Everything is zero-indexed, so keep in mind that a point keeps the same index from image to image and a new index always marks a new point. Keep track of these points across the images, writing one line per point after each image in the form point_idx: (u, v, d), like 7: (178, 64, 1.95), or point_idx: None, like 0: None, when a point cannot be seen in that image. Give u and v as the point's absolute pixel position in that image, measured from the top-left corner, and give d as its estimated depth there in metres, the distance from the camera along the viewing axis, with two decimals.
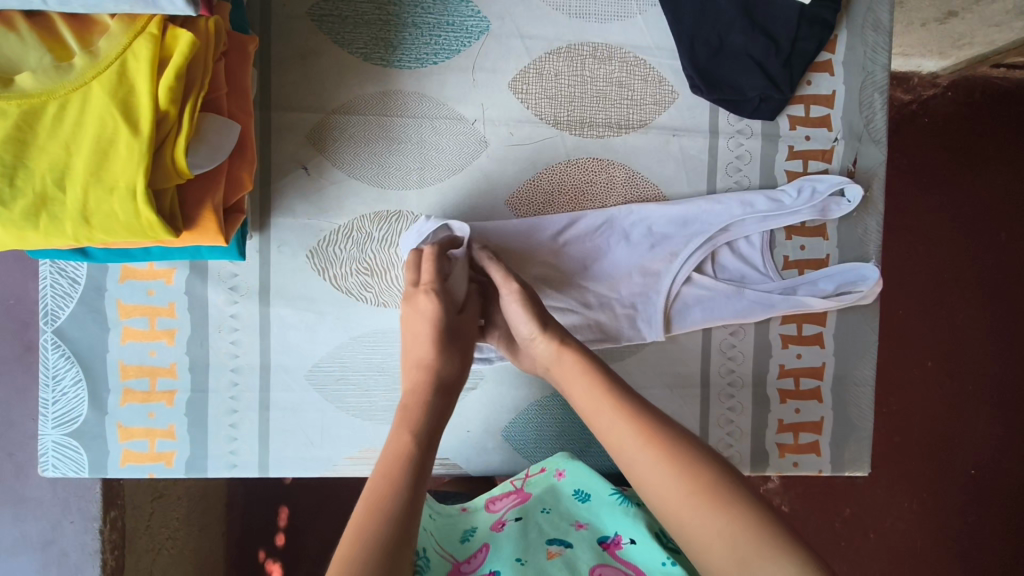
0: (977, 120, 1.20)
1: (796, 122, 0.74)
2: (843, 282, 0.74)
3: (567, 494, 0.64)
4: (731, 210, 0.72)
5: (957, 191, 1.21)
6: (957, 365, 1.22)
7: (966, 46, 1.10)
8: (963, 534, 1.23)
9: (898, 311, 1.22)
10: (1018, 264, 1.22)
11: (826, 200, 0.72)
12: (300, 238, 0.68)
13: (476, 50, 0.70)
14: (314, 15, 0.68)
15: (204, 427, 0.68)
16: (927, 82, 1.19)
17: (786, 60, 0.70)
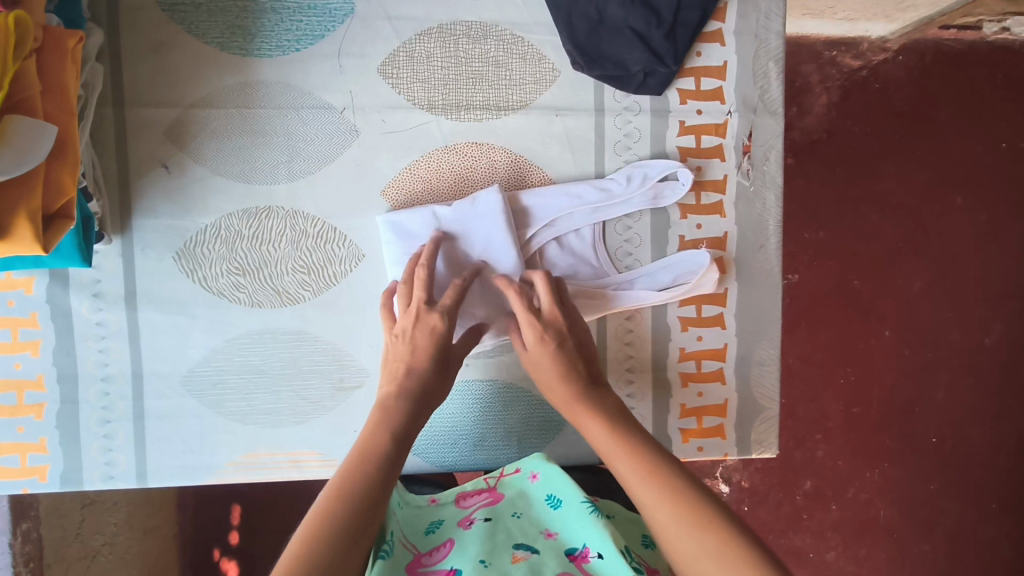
0: (928, 84, 1.17)
1: (687, 96, 0.71)
2: (680, 273, 0.70)
3: (539, 499, 0.63)
4: (564, 198, 0.68)
5: (907, 157, 1.18)
6: (910, 335, 1.20)
7: (910, 8, 1.08)
8: (920, 503, 1.22)
9: (853, 284, 1.19)
10: (969, 230, 1.20)
11: (654, 181, 0.70)
12: (165, 240, 0.66)
13: (341, 35, 0.67)
14: (166, 4, 0.64)
15: (77, 438, 0.66)
16: (877, 47, 1.15)
17: (668, 31, 0.68)
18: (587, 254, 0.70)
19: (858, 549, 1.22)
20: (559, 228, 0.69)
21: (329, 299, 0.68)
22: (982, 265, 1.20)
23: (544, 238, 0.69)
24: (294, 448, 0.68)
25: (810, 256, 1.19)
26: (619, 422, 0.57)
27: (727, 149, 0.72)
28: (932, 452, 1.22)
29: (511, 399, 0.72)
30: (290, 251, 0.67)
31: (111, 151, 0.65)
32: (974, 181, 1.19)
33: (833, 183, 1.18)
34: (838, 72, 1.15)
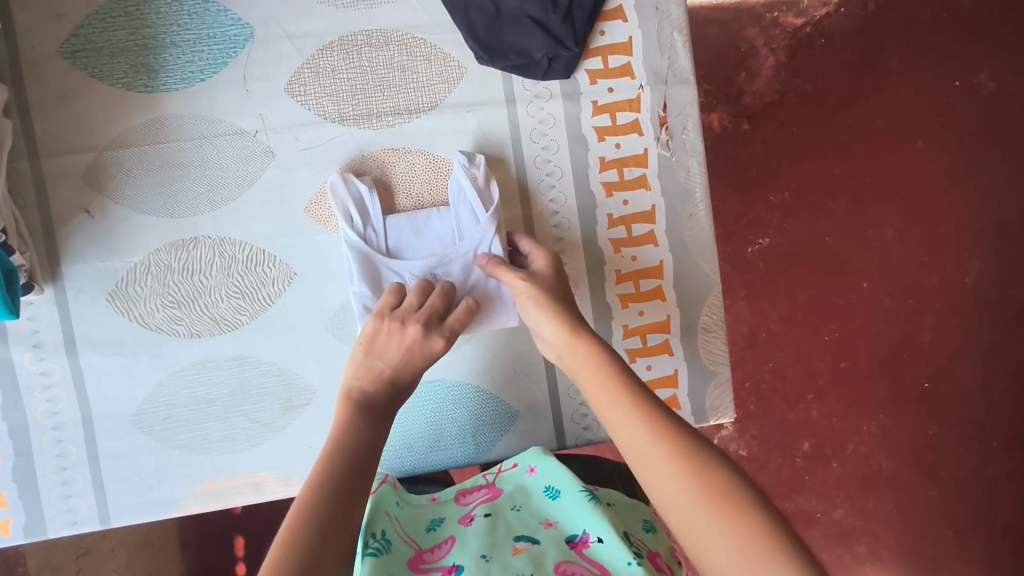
0: (874, 32, 1.17)
1: (596, 76, 0.72)
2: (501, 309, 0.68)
3: (537, 492, 0.61)
4: (442, 236, 0.67)
5: (863, 106, 1.17)
6: (891, 283, 1.18)
7: None
8: (925, 449, 1.19)
9: (825, 239, 1.17)
10: (934, 171, 1.18)
11: (462, 164, 0.67)
12: (96, 282, 0.66)
13: (246, 59, 0.68)
14: (67, 52, 0.66)
15: (35, 489, 0.66)
16: (817, 3, 1.16)
17: (565, 14, 0.68)
18: (350, 222, 0.65)
19: (867, 504, 1.18)
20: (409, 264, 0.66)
21: (269, 320, 0.69)
22: (951, 203, 1.19)
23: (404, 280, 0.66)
24: (253, 471, 0.69)
25: (778, 215, 1.17)
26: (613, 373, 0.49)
27: (644, 122, 0.73)
28: (928, 396, 1.19)
29: (461, 396, 0.72)
30: (221, 278, 0.68)
31: (32, 203, 0.65)
32: (931, 122, 1.18)
33: (792, 140, 1.17)
34: (782, 32, 1.15)
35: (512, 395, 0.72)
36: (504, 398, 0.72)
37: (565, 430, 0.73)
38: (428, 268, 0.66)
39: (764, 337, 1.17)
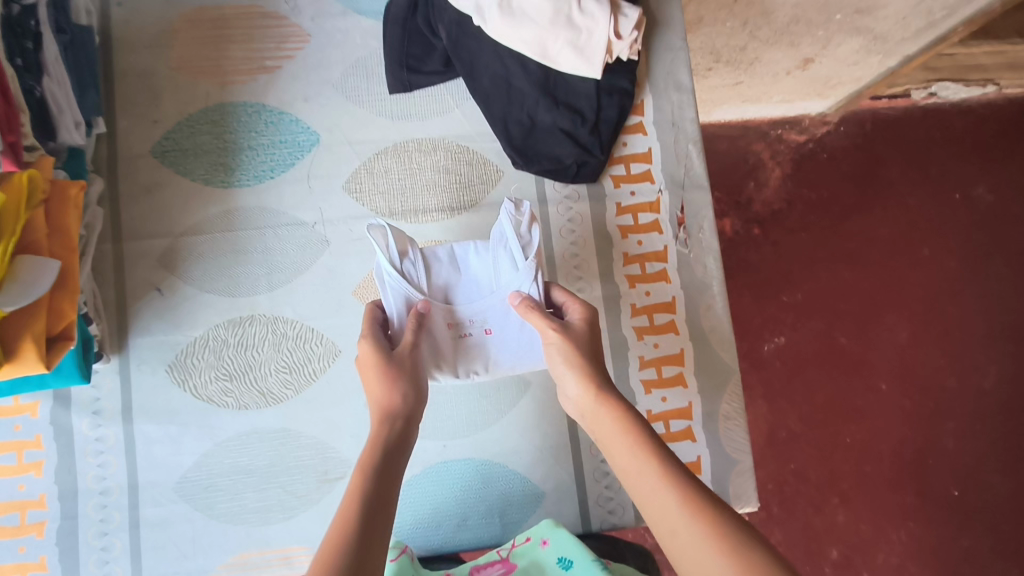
0: (874, 149, 1.27)
1: (619, 181, 0.80)
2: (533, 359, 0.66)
3: (551, 565, 0.64)
4: (482, 278, 0.65)
5: (869, 216, 1.25)
6: (910, 385, 1.20)
7: (838, 85, 1.20)
8: (960, 560, 1.15)
9: (840, 340, 1.21)
10: (942, 279, 1.24)
11: (509, 214, 0.64)
12: (158, 354, 0.72)
13: (311, 161, 0.77)
14: (158, 152, 0.75)
15: (75, 553, 0.69)
16: (818, 122, 1.27)
17: (592, 128, 0.78)
18: (391, 261, 0.62)
19: None
20: (447, 306, 0.64)
21: (312, 394, 0.73)
22: (962, 308, 1.23)
23: (440, 321, 0.64)
24: (285, 544, 0.71)
25: (792, 313, 1.22)
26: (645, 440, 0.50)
27: (663, 222, 0.80)
28: (959, 505, 1.17)
29: (489, 474, 0.74)
30: (272, 354, 0.73)
31: (110, 280, 0.73)
32: (937, 233, 1.26)
33: (802, 246, 1.24)
34: (786, 147, 1.26)
35: (539, 475, 0.75)
36: (531, 478, 0.74)
37: (590, 513, 0.75)
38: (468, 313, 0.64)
39: (785, 436, 1.18)
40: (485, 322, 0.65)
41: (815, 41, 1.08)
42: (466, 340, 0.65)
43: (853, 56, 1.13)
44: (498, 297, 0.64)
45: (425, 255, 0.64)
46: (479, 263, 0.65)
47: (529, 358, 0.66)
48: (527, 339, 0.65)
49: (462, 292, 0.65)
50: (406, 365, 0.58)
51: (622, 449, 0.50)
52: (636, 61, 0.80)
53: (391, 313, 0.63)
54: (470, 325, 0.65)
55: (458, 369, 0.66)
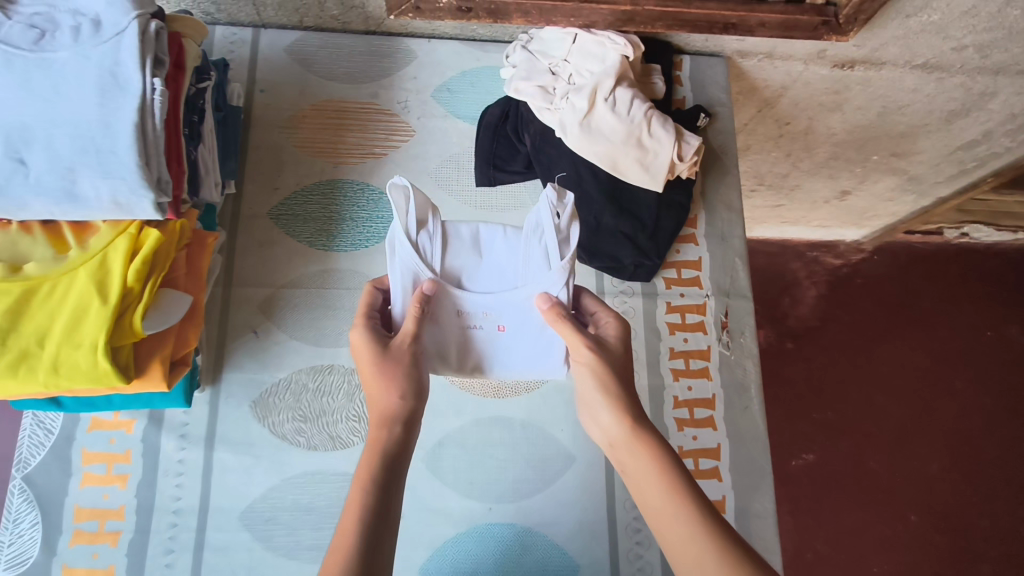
0: (908, 279, 1.46)
1: (671, 283, 0.89)
2: (538, 367, 0.65)
3: None
4: (504, 270, 0.63)
5: (903, 342, 1.40)
6: (939, 520, 1.26)
7: (874, 218, 1.45)
8: None
9: (870, 464, 1.29)
10: (969, 413, 1.34)
11: (550, 203, 0.62)
12: (245, 390, 0.80)
13: None
14: (274, 215, 0.87)
15: (141, 566, 0.74)
16: (853, 248, 1.51)
17: (651, 235, 0.88)
18: (409, 232, 0.60)
19: None
20: (458, 289, 0.62)
21: None
22: (990, 447, 1.32)
23: (449, 306, 0.62)
24: None
25: (822, 430, 1.31)
26: (676, 477, 0.52)
27: (708, 324, 0.88)
28: None
29: (529, 542, 0.78)
30: (345, 402, 0.81)
31: (215, 320, 0.83)
32: (969, 367, 1.38)
33: (829, 361, 1.37)
34: (822, 269, 1.48)
35: (575, 549, 0.78)
36: (568, 550, 0.78)
37: None
38: (483, 303, 0.62)
39: (811, 558, 1.22)
40: (499, 317, 0.63)
41: (853, 175, 1.32)
42: (474, 332, 0.63)
43: (888, 193, 1.37)
44: (518, 290, 0.62)
45: (446, 233, 0.62)
46: (503, 253, 0.63)
47: (536, 363, 0.65)
48: (541, 342, 0.64)
49: (478, 278, 0.63)
50: (405, 358, 0.57)
51: (652, 482, 0.53)
52: (694, 181, 0.91)
53: (402, 287, 0.60)
54: (483, 317, 0.63)
55: (461, 365, 0.65)
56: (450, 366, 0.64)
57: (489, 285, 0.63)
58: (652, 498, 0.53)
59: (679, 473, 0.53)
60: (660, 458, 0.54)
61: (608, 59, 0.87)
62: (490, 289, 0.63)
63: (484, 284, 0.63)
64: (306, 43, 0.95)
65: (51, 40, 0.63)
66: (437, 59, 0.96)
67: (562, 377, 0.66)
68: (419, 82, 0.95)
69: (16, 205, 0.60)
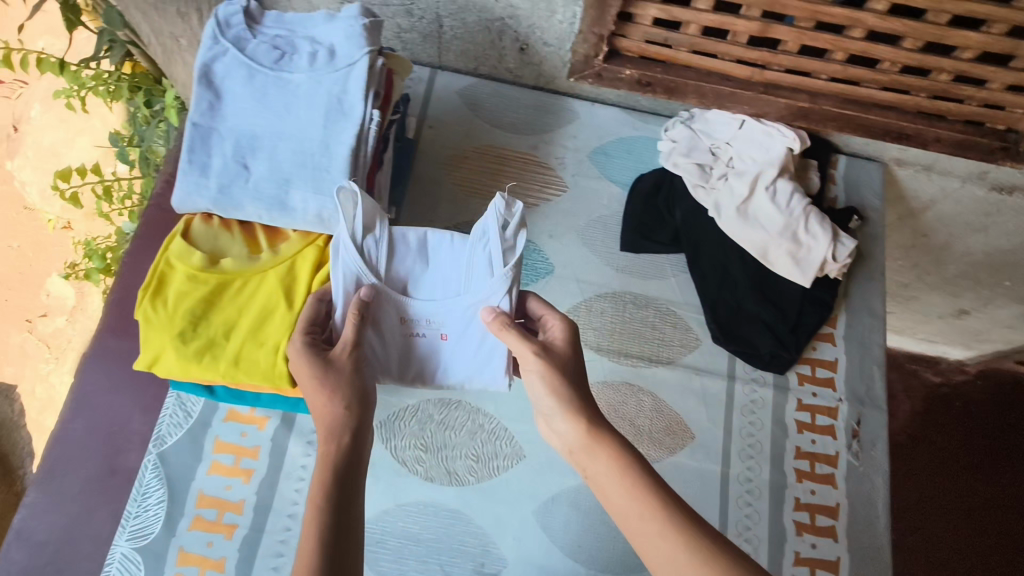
0: (1012, 413, 1.38)
1: (804, 379, 0.87)
2: (485, 374, 0.70)
3: None
4: (444, 274, 0.67)
5: (1002, 478, 1.32)
6: None
7: (986, 341, 1.37)
8: None
9: None
10: None
11: (496, 211, 0.65)
12: (375, 409, 0.83)
13: (542, 287, 0.90)
14: None
15: (251, 564, 0.76)
16: (955, 367, 1.45)
17: (792, 327, 0.87)
18: (356, 235, 0.64)
19: None
20: (401, 294, 0.67)
21: (489, 487, 0.80)
22: None
23: (393, 310, 0.67)
24: None
25: (901, 554, 1.26)
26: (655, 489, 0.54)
27: (838, 429, 0.85)
28: None
29: None
30: (467, 439, 0.82)
31: None
32: None
33: (921, 484, 1.32)
34: (920, 386, 1.44)
35: None
36: None
37: None
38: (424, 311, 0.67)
39: None
40: (442, 324, 0.68)
41: (977, 296, 1.26)
42: (423, 336, 0.69)
43: (1008, 320, 1.30)
44: (461, 299, 0.66)
45: (392, 236, 0.66)
46: (450, 260, 0.68)
47: (479, 370, 0.69)
48: (480, 348, 0.68)
49: (402, 281, 0.67)
50: (347, 362, 0.60)
51: (625, 493, 0.54)
52: (840, 282, 0.90)
53: (344, 288, 0.65)
54: (427, 324, 0.68)
55: (408, 365, 0.70)
56: (389, 366, 0.69)
57: (443, 292, 0.67)
58: (625, 509, 0.54)
59: (652, 480, 0.54)
60: (627, 468, 0.55)
61: (773, 149, 0.87)
62: (446, 298, 0.67)
63: (438, 293, 0.67)
64: (477, 89, 1.00)
65: (291, 61, 0.68)
66: (599, 122, 0.99)
67: (501, 384, 0.70)
68: (579, 141, 0.98)
69: (232, 204, 0.65)
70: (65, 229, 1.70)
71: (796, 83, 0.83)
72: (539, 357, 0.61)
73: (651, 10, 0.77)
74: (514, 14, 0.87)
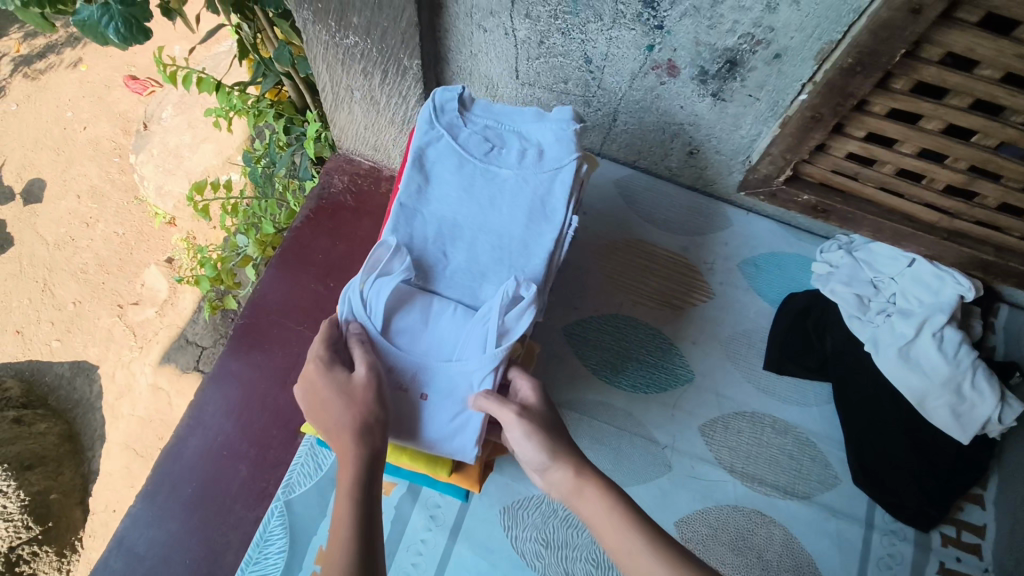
0: None
1: (948, 541, 0.82)
2: (456, 442, 0.64)
3: None
4: (445, 340, 0.64)
5: None
6: None
7: None
8: None
9: None
10: None
11: (505, 292, 0.63)
12: (500, 494, 0.81)
13: (681, 393, 0.89)
14: (568, 330, 0.91)
15: None
16: None
17: (942, 484, 0.83)
18: (367, 285, 0.64)
19: None
20: (392, 346, 0.63)
21: None
22: None
23: (382, 360, 0.63)
24: None
25: None
26: (653, 535, 0.54)
27: None
28: None
29: None
30: (589, 542, 0.80)
31: None
32: None
33: None
34: None
35: None
36: None
37: None
38: (411, 368, 0.63)
39: None
40: (420, 384, 0.64)
41: None
42: (398, 392, 0.63)
43: None
44: (451, 366, 0.63)
45: (406, 292, 0.65)
46: (450, 327, 0.64)
47: (448, 439, 0.64)
48: (456, 420, 0.64)
49: (399, 338, 0.64)
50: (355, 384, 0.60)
51: (616, 533, 0.55)
52: (996, 442, 0.86)
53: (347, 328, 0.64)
54: (406, 379, 0.63)
55: None
56: None
57: (433, 354, 0.64)
58: (618, 549, 0.55)
59: (642, 521, 0.55)
60: (619, 506, 0.56)
61: (943, 294, 0.86)
62: (429, 357, 0.63)
63: (423, 352, 0.64)
64: (634, 181, 1.02)
65: (500, 155, 0.71)
66: (750, 233, 0.99)
67: (467, 455, 0.65)
68: (729, 249, 0.98)
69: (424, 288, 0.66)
70: (170, 226, 1.65)
71: (982, 235, 0.82)
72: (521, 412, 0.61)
73: (851, 145, 0.78)
74: (696, 122, 0.89)
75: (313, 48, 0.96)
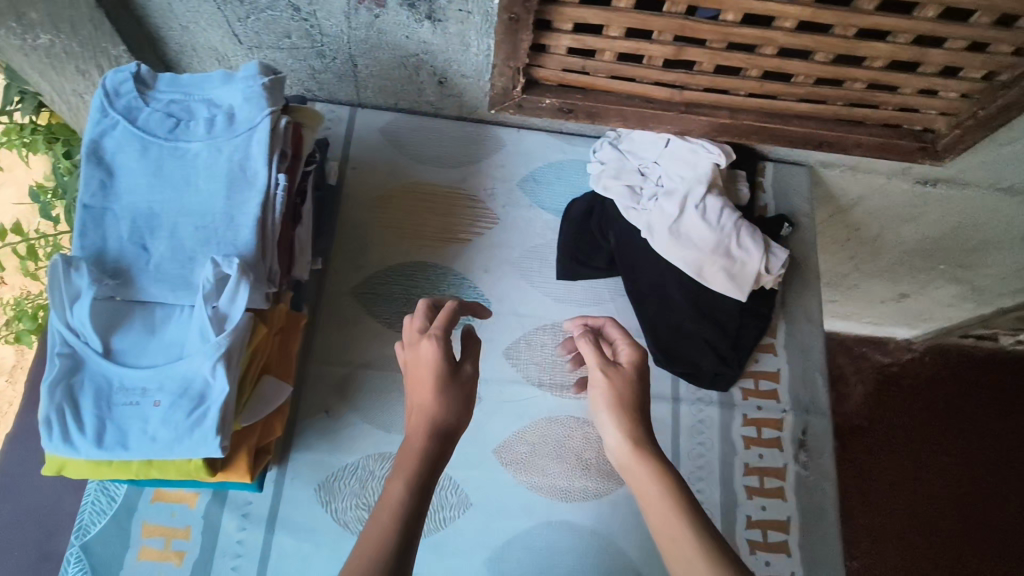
0: (960, 388, 1.51)
1: (748, 394, 0.87)
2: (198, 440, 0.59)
3: None
4: (171, 344, 0.62)
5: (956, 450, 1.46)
6: None
7: (928, 318, 1.48)
8: None
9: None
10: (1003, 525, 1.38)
11: (207, 279, 0.60)
12: (312, 472, 0.79)
13: (481, 324, 0.88)
14: (357, 291, 0.88)
15: None
16: (902, 349, 1.58)
17: (733, 343, 0.87)
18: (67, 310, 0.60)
19: None
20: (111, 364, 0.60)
21: (439, 540, 0.78)
22: None
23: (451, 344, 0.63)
24: None
25: (877, 536, 1.38)
26: (702, 515, 0.53)
27: (785, 441, 0.85)
28: None
29: None
30: None
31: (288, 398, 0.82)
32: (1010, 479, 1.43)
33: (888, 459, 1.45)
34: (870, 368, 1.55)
35: None
36: None
37: None
38: (135, 379, 0.60)
39: None
40: (149, 392, 0.60)
41: (914, 281, 1.34)
42: (126, 408, 0.59)
43: (949, 300, 1.40)
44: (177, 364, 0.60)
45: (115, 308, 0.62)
46: (174, 330, 0.62)
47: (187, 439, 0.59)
48: (193, 416, 0.59)
49: (119, 355, 0.61)
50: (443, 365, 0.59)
51: (659, 505, 0.54)
52: (775, 291, 0.90)
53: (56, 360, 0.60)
54: (133, 392, 0.60)
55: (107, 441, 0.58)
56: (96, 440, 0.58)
57: (161, 359, 0.61)
58: (663, 528, 0.53)
59: (692, 507, 0.53)
60: (672, 489, 0.54)
61: (700, 166, 0.88)
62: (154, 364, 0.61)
63: (148, 361, 0.61)
64: (399, 124, 0.98)
65: (186, 128, 0.66)
66: (523, 148, 0.99)
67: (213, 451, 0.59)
68: (506, 170, 0.97)
69: (131, 291, 0.62)
70: None
71: (714, 100, 0.84)
72: (609, 375, 0.61)
73: (565, 39, 0.77)
74: (428, 49, 0.85)
75: (12, 57, 0.84)
